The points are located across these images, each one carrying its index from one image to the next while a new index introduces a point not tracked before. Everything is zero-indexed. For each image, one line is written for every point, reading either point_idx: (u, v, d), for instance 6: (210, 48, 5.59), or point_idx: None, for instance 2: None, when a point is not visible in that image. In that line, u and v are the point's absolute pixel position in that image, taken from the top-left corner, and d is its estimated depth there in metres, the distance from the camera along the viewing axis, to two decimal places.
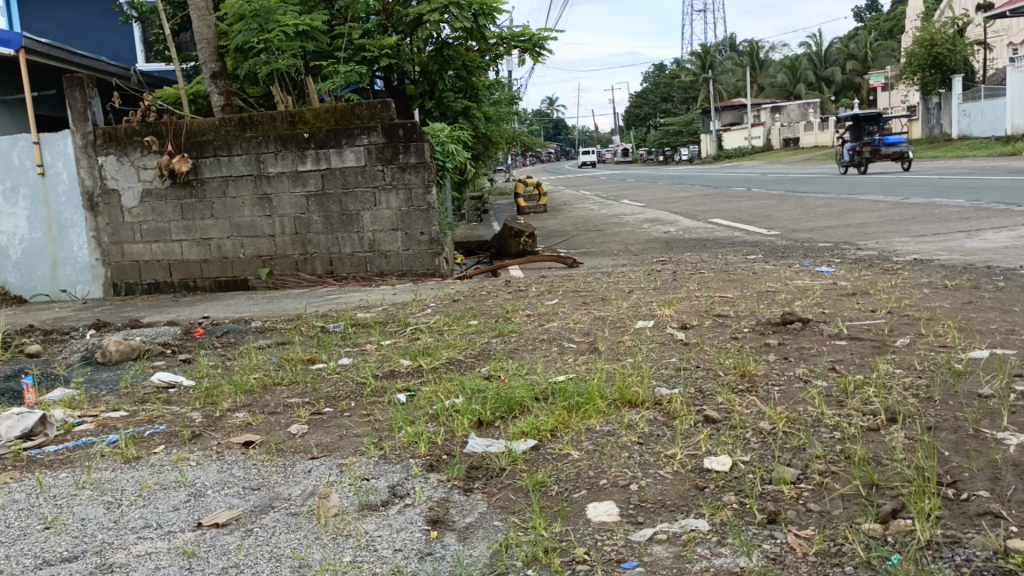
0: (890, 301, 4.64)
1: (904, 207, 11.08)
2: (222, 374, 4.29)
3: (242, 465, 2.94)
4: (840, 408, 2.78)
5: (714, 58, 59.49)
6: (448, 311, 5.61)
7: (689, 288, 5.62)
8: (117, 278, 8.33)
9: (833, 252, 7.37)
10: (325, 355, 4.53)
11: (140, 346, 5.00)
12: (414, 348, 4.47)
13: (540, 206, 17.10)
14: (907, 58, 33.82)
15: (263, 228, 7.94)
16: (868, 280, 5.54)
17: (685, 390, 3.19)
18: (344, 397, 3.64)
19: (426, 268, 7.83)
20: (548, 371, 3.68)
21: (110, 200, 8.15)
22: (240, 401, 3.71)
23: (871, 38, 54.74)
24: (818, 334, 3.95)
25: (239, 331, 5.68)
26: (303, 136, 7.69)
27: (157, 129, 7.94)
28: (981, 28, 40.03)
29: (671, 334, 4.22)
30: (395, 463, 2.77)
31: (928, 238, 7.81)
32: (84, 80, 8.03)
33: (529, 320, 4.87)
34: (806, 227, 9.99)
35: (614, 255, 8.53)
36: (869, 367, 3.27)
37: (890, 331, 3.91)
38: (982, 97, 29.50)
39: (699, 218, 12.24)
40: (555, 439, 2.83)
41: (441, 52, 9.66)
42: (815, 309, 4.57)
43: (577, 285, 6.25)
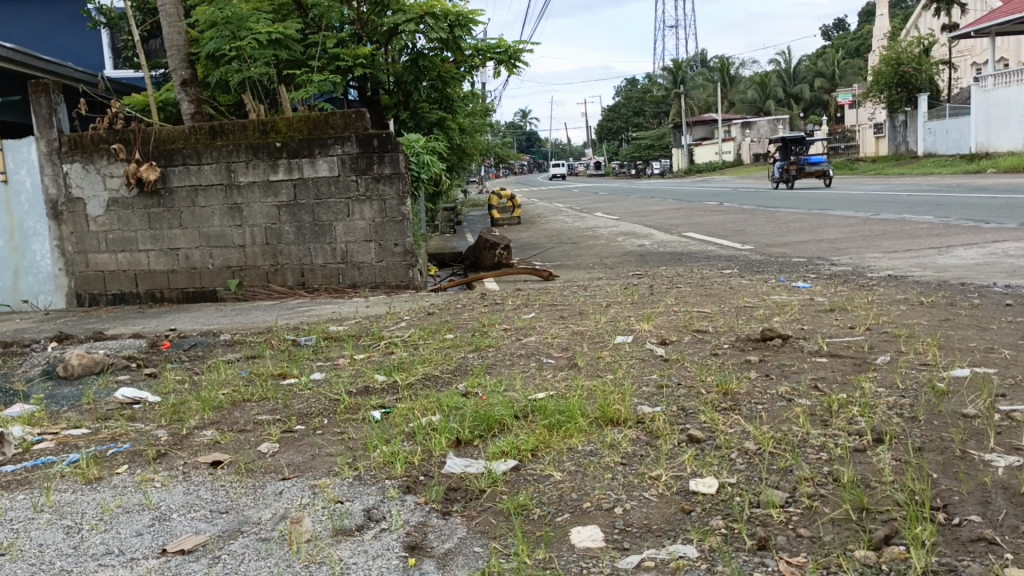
0: (868, 317, 4.65)
1: (875, 223, 11.21)
2: (189, 389, 4.15)
3: (210, 486, 2.82)
4: (825, 428, 2.77)
5: (686, 73, 60.18)
6: (423, 324, 5.52)
7: (666, 302, 5.60)
8: (81, 288, 8.11)
9: (807, 268, 7.41)
10: (297, 370, 4.42)
11: (105, 360, 4.85)
12: (389, 363, 4.38)
13: (514, 218, 17.09)
14: (875, 76, 34.45)
15: (233, 238, 7.79)
16: (844, 295, 5.57)
17: (667, 408, 3.15)
18: (317, 413, 3.53)
19: (400, 279, 7.72)
20: (527, 387, 3.60)
21: (75, 209, 7.95)
22: (209, 418, 3.58)
23: (839, 57, 55.79)
24: (798, 351, 3.94)
25: (207, 344, 5.54)
26: (275, 145, 7.57)
27: (125, 137, 7.76)
28: (945, 48, 40.95)
29: (650, 349, 4.18)
30: (370, 484, 2.67)
31: (900, 254, 7.90)
32: (49, 86, 7.84)
33: (506, 335, 4.80)
34: (779, 241, 10.06)
35: (589, 268, 8.51)
36: (852, 386, 3.26)
37: (869, 348, 3.91)
38: (946, 115, 30.14)
39: (673, 232, 12.28)
40: (536, 459, 2.75)
41: (416, 63, 9.60)
42: (794, 325, 4.57)
43: (554, 298, 6.20)
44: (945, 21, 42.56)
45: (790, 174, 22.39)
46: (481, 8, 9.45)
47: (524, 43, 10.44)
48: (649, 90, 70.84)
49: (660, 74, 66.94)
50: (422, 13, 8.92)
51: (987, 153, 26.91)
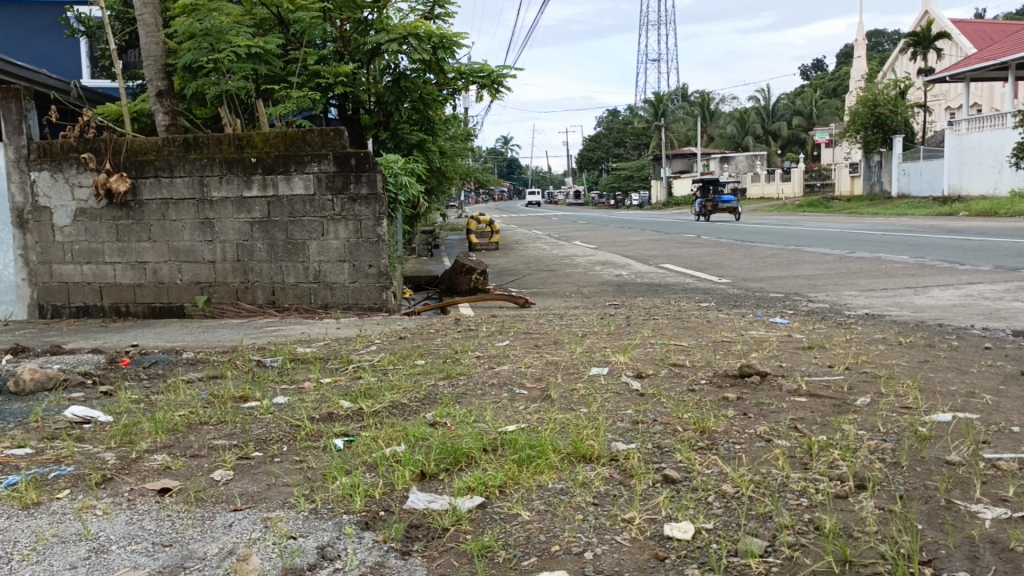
0: (847, 356, 4.59)
1: (853, 261, 11.24)
2: (144, 410, 3.93)
3: (155, 515, 2.60)
4: (805, 472, 2.68)
5: (667, 106, 60.86)
6: (393, 349, 5.37)
7: (643, 334, 5.50)
8: (43, 299, 7.87)
9: (785, 304, 7.37)
10: (259, 393, 4.24)
11: (58, 375, 4.62)
12: (355, 388, 4.22)
13: (492, 244, 17.02)
14: (852, 117, 35.05)
15: (203, 253, 7.60)
16: (823, 333, 5.52)
17: (642, 445, 3.03)
18: (276, 440, 3.35)
19: (373, 302, 7.54)
20: (497, 419, 3.46)
21: (41, 218, 7.74)
22: (161, 441, 3.37)
23: (817, 96, 56.84)
24: (777, 390, 3.86)
25: (169, 362, 5.33)
26: (250, 161, 7.42)
27: (96, 146, 7.57)
28: (921, 92, 41.82)
29: (626, 383, 4.06)
30: (326, 519, 2.50)
31: (877, 292, 7.90)
32: (20, 91, 7.65)
33: (478, 363, 4.66)
34: (756, 276, 10.04)
35: (566, 297, 8.42)
36: (832, 428, 3.19)
37: (849, 389, 3.84)
38: (920, 157, 30.71)
39: (651, 263, 12.24)
40: (503, 496, 2.61)
41: (398, 83, 9.48)
42: (772, 362, 4.49)
43: (529, 326, 6.08)
44: (921, 65, 43.57)
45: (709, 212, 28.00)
46: (466, 31, 9.41)
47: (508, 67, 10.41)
48: (630, 122, 71.72)
49: (641, 107, 67.65)
50: (405, 33, 8.89)
51: (960, 197, 27.37)
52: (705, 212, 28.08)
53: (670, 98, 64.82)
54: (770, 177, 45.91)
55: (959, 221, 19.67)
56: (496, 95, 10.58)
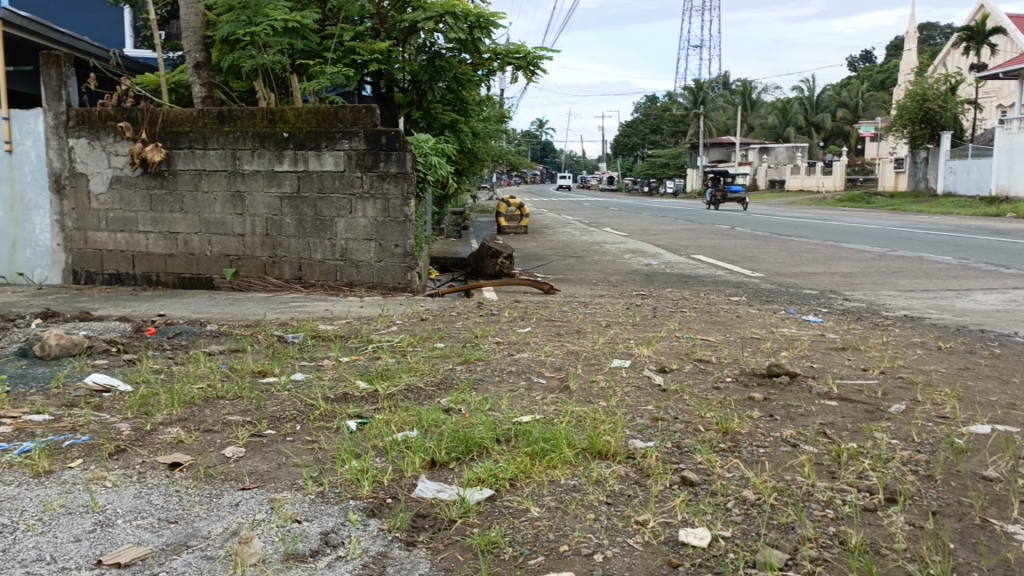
0: (882, 359, 4.45)
1: (892, 259, 10.96)
2: (163, 382, 3.91)
3: (164, 491, 2.55)
4: (832, 481, 2.63)
5: (708, 94, 59.91)
6: (414, 330, 5.31)
7: (670, 326, 5.39)
8: (77, 265, 7.96)
9: (819, 301, 7.20)
10: (279, 369, 4.21)
11: (83, 342, 4.62)
12: (373, 369, 4.18)
13: (522, 227, 16.89)
14: (898, 111, 34.19)
15: (233, 226, 7.62)
16: (858, 334, 5.36)
17: (661, 444, 2.94)
18: (290, 419, 3.30)
19: (398, 281, 7.50)
20: (513, 408, 3.39)
21: (78, 184, 7.80)
22: (176, 415, 3.32)
23: (863, 89, 55.58)
24: (806, 393, 3.74)
25: (192, 334, 5.32)
26: (282, 135, 7.40)
27: (133, 116, 7.61)
28: (972, 88, 40.66)
29: (648, 377, 3.95)
30: (332, 504, 2.45)
31: (916, 294, 7.67)
32: (61, 58, 7.74)
33: (499, 349, 4.59)
34: (790, 271, 9.84)
35: (593, 284, 8.31)
36: (863, 435, 3.13)
37: (882, 395, 3.72)
38: (969, 155, 29.88)
39: (681, 253, 12.06)
40: (514, 490, 2.54)
41: (433, 62, 9.39)
42: (803, 363, 4.35)
43: (553, 313, 5.99)
44: (973, 60, 42.35)
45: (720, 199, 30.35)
46: (504, 12, 9.25)
47: (545, 49, 10.23)
48: (668, 109, 70.87)
49: (681, 93, 66.73)
50: (442, 11, 8.71)
51: (1007, 198, 26.61)
52: (716, 199, 30.23)
53: (711, 85, 63.80)
54: (810, 170, 45.07)
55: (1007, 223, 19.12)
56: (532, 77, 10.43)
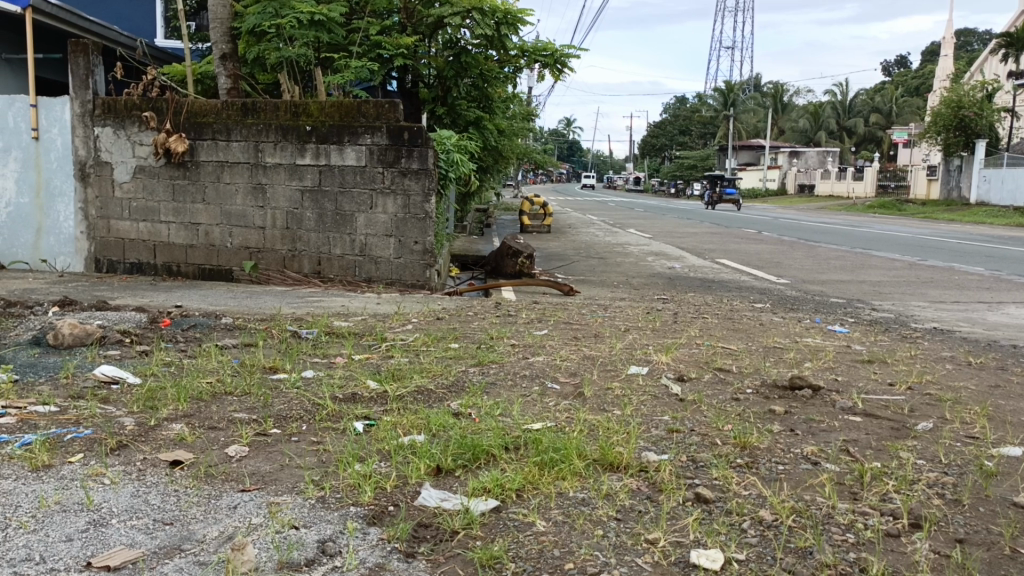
0: (910, 374, 4.30)
1: (922, 269, 10.72)
2: (172, 375, 3.86)
3: (161, 490, 2.49)
4: (854, 503, 2.52)
5: (738, 96, 59.31)
6: (429, 329, 5.24)
7: (690, 333, 5.27)
8: (100, 254, 7.99)
9: (845, 310, 7.03)
10: (290, 365, 4.16)
11: (96, 332, 4.60)
12: (385, 368, 4.11)
13: (544, 226, 16.77)
14: (932, 117, 33.58)
15: (254, 219, 7.60)
16: (885, 346, 5.20)
17: (675, 457, 2.84)
18: (296, 418, 3.24)
19: (416, 278, 7.44)
20: (524, 414, 3.31)
21: (102, 173, 7.83)
22: (182, 410, 3.27)
23: (897, 94, 54.73)
24: (829, 407, 3.62)
25: (207, 327, 5.28)
26: (304, 129, 7.36)
27: (157, 106, 7.61)
28: (1009, 95, 39.83)
29: (665, 386, 3.84)
30: (332, 510, 2.38)
31: (946, 305, 7.47)
32: (89, 47, 7.75)
33: (513, 352, 4.50)
34: (817, 278, 9.64)
35: (614, 287, 8.20)
36: (888, 455, 3.00)
37: (909, 412, 3.58)
38: (1004, 164, 29.27)
39: (705, 256, 11.89)
40: (520, 501, 2.45)
41: (459, 58, 9.32)
42: (826, 375, 4.21)
43: (571, 316, 5.89)
44: (1011, 67, 41.50)
45: (716, 199, 33.37)
46: (532, 9, 9.14)
47: (572, 47, 10.11)
48: (697, 110, 70.35)
49: (711, 95, 66.12)
50: (469, 7, 8.60)
51: None
52: (712, 202, 33.60)
53: (741, 87, 63.08)
54: (839, 175, 44.48)
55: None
56: (559, 75, 10.32)
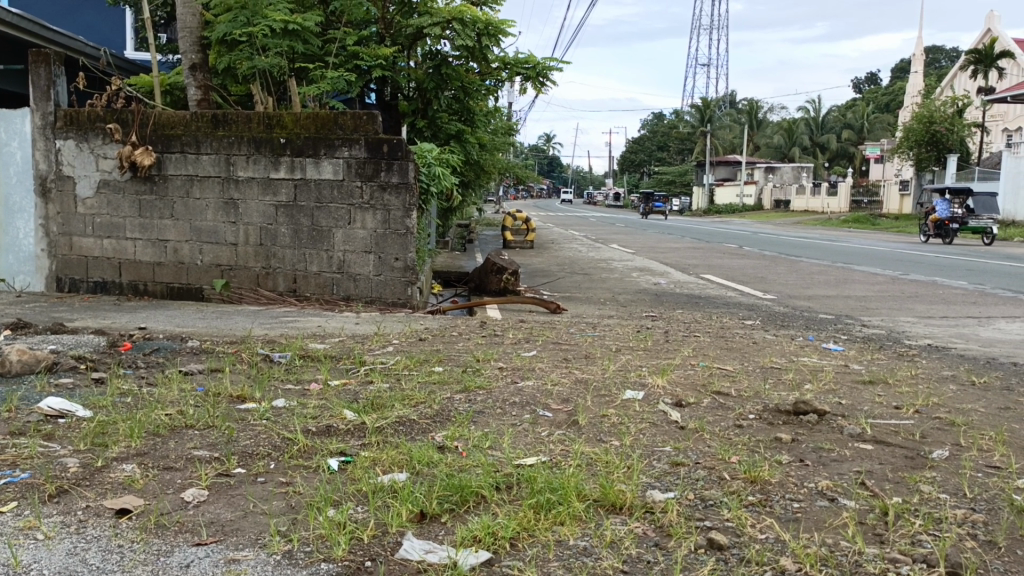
0: (916, 396, 4.08)
1: (906, 283, 10.61)
2: (127, 408, 3.55)
3: (103, 546, 2.21)
4: (883, 548, 2.27)
5: (714, 113, 59.81)
6: (411, 351, 4.96)
7: (684, 353, 5.04)
8: (62, 272, 7.63)
9: (836, 327, 6.84)
10: (259, 394, 3.85)
11: (47, 359, 4.28)
12: (362, 396, 3.83)
13: (526, 241, 16.56)
14: (905, 133, 33.88)
15: (226, 235, 7.28)
16: (884, 365, 4.99)
17: (682, 495, 2.58)
18: (262, 455, 2.94)
19: (397, 296, 7.14)
20: (515, 447, 3.04)
21: (64, 187, 7.48)
22: (135, 448, 2.96)
23: (869, 110, 55.41)
24: (837, 433, 3.38)
25: (171, 351, 4.97)
26: (279, 141, 7.07)
27: (122, 117, 7.29)
28: (978, 111, 40.35)
29: (664, 413, 3.59)
30: (299, 568, 2.09)
31: (936, 321, 7.31)
32: (50, 56, 7.44)
33: (500, 376, 4.23)
34: (803, 294, 9.47)
35: (600, 304, 7.96)
36: (908, 488, 2.75)
37: (921, 438, 3.35)
38: (975, 178, 29.60)
39: (690, 272, 11.71)
40: (514, 553, 2.18)
41: (439, 70, 9.07)
42: (829, 399, 3.96)
43: (559, 335, 5.64)
44: (979, 84, 42.08)
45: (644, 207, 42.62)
46: (513, 20, 8.93)
47: (555, 60, 9.94)
48: (674, 127, 70.81)
49: (687, 112, 66.65)
50: (449, 18, 8.43)
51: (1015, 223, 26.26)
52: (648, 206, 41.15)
53: (718, 102, 63.57)
54: (815, 191, 44.78)
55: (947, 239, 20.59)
56: (541, 89, 10.11)
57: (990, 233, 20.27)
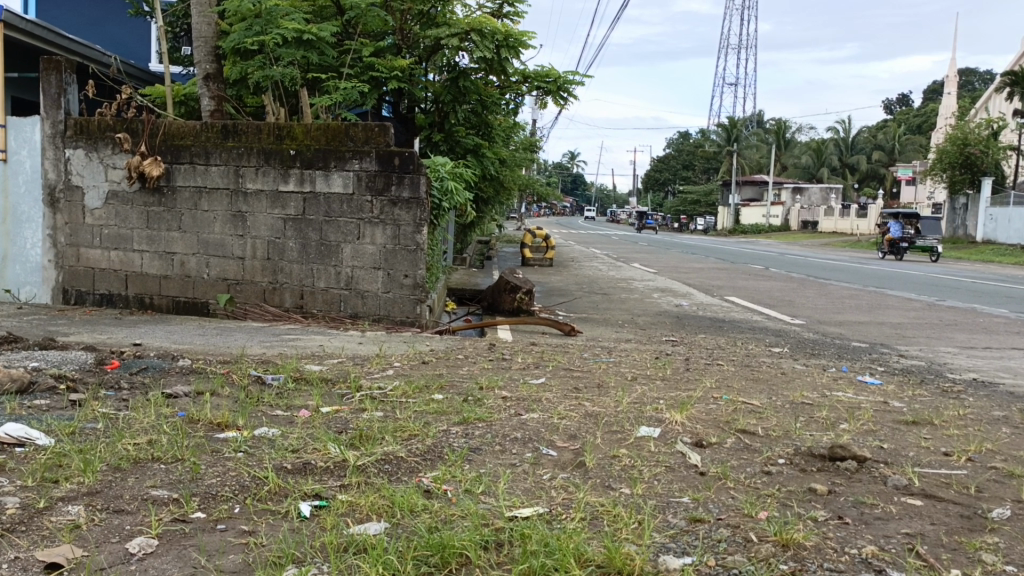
0: (967, 441, 3.67)
1: (944, 310, 10.12)
2: (95, 435, 3.23)
3: None
4: None
5: (741, 132, 59.27)
6: (411, 376, 4.63)
7: (706, 384, 4.66)
8: (68, 284, 7.42)
9: (871, 357, 6.42)
10: (241, 421, 3.52)
11: (22, 378, 3.98)
12: (351, 426, 3.50)
13: (545, 259, 16.22)
14: (938, 155, 33.16)
15: (233, 249, 7.03)
16: (927, 403, 4.56)
17: (700, 561, 2.22)
18: (226, 497, 2.60)
19: (405, 315, 6.83)
20: (513, 493, 2.70)
21: (72, 198, 7.29)
22: (89, 486, 2.64)
23: (900, 131, 54.63)
24: (880, 485, 3.00)
25: (160, 370, 4.67)
26: (288, 153, 6.81)
27: (132, 126, 7.09)
28: (1015, 133, 39.46)
29: (682, 455, 3.22)
30: None
31: (979, 352, 6.83)
32: (62, 64, 7.26)
33: (503, 407, 3.88)
34: (834, 319, 9.03)
35: (619, 326, 7.60)
36: (967, 557, 2.36)
37: (976, 493, 2.96)
38: (1010, 203, 28.74)
39: (713, 294, 11.30)
40: None
41: (456, 82, 8.77)
42: (869, 442, 3.56)
43: (571, 361, 5.28)
44: (1016, 106, 41.17)
45: None
46: (534, 32, 8.66)
47: (577, 74, 9.65)
48: (699, 146, 70.29)
49: (713, 131, 66.12)
50: (468, 28, 8.15)
51: None
52: None
53: (746, 121, 63.09)
54: (843, 212, 44.01)
55: (896, 255, 23.82)
56: (562, 104, 9.82)
57: (934, 251, 23.38)
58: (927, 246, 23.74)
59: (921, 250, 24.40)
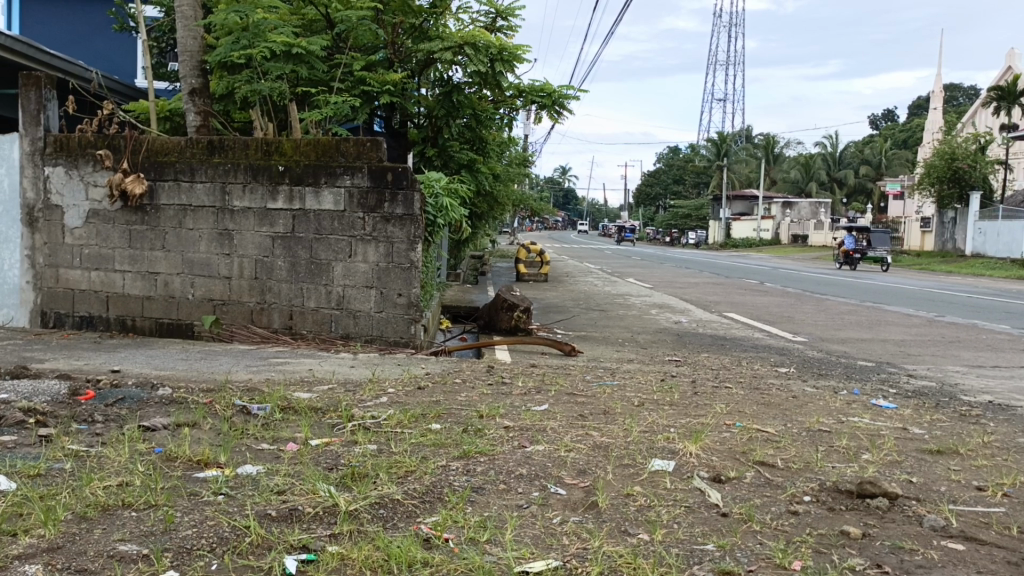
0: (1000, 472, 3.44)
1: (946, 326, 9.93)
2: (61, 478, 2.96)
3: None
4: None
5: (731, 146, 59.41)
6: (407, 403, 4.37)
7: (717, 409, 4.43)
8: (47, 306, 7.13)
9: (880, 377, 6.20)
10: (223, 459, 3.26)
11: None
12: (343, 462, 3.24)
13: (539, 275, 16.00)
14: (926, 169, 33.22)
15: (219, 268, 6.77)
16: (949, 428, 4.33)
17: None
18: (202, 552, 2.34)
19: (399, 335, 6.58)
20: (522, 542, 2.45)
21: (52, 217, 7.01)
22: (50, 540, 2.37)
23: (888, 146, 54.89)
24: (916, 526, 2.76)
25: (138, 400, 4.39)
26: (277, 169, 6.58)
27: (114, 143, 6.84)
28: (1001, 147, 39.60)
29: (700, 493, 2.98)
30: None
31: (988, 372, 6.61)
32: (41, 79, 7.01)
33: (506, 438, 3.63)
34: (837, 337, 8.82)
35: (619, 345, 7.36)
36: None
37: (1020, 534, 2.73)
38: (999, 216, 28.74)
39: (712, 310, 11.09)
40: None
41: (449, 97, 8.57)
42: (897, 475, 3.33)
43: (573, 385, 5.04)
44: (1003, 120, 41.32)
45: None
46: (528, 46, 8.45)
47: (572, 89, 9.46)
48: (689, 160, 70.49)
49: (703, 145, 66.33)
50: (461, 42, 7.93)
51: None
52: None
53: (735, 135, 63.35)
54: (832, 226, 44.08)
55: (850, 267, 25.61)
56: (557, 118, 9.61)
57: (885, 262, 24.86)
58: (878, 257, 25.54)
59: (875, 260, 25.97)
